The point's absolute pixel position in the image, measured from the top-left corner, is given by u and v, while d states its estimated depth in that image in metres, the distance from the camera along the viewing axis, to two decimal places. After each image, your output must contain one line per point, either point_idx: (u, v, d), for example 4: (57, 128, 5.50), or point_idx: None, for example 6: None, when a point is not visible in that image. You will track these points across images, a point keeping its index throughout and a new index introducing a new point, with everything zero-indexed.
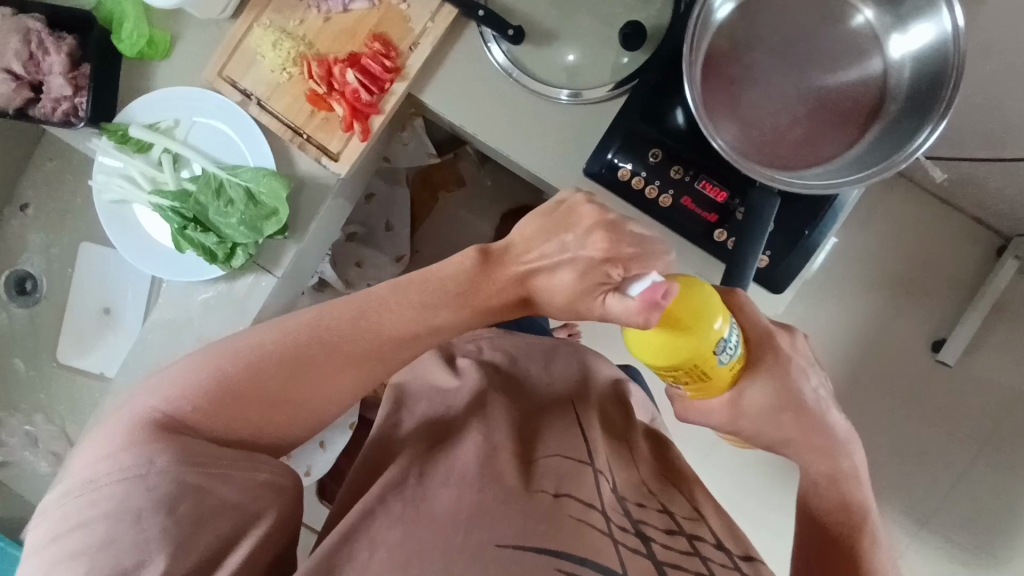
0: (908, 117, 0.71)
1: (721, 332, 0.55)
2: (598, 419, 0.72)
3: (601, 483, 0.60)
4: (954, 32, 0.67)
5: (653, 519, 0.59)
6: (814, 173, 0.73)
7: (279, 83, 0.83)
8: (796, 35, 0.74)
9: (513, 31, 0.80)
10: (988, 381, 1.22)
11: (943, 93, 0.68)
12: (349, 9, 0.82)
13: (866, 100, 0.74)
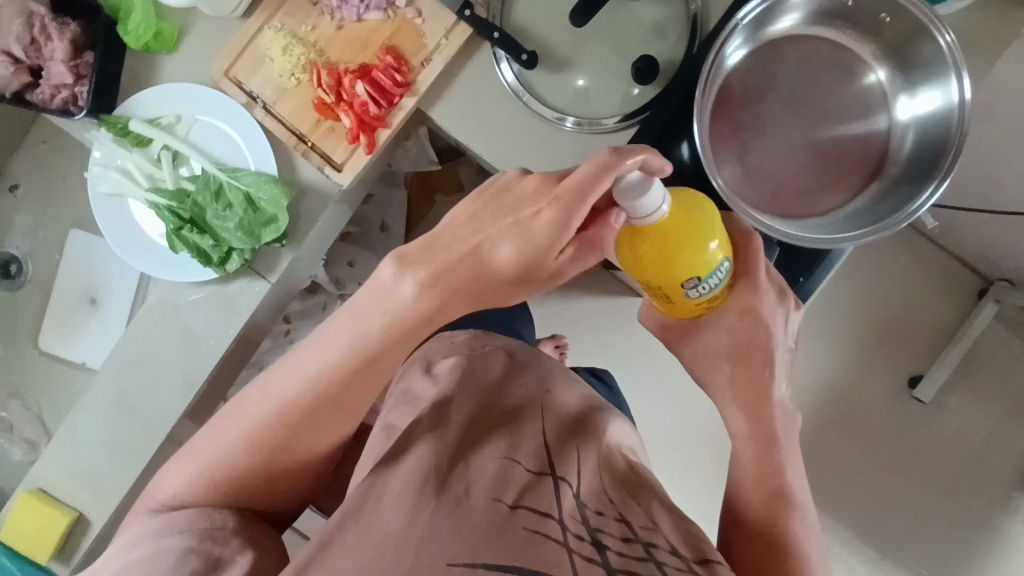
0: (908, 177, 0.72)
1: (713, 255, 0.60)
2: (568, 423, 0.63)
3: (560, 495, 0.52)
4: (960, 103, 0.69)
5: (614, 526, 0.49)
6: (813, 225, 0.73)
7: (286, 87, 0.82)
8: (804, 87, 0.75)
9: (526, 56, 0.80)
10: (958, 425, 1.23)
11: (944, 159, 0.69)
12: (363, 19, 0.81)
13: (868, 159, 0.75)
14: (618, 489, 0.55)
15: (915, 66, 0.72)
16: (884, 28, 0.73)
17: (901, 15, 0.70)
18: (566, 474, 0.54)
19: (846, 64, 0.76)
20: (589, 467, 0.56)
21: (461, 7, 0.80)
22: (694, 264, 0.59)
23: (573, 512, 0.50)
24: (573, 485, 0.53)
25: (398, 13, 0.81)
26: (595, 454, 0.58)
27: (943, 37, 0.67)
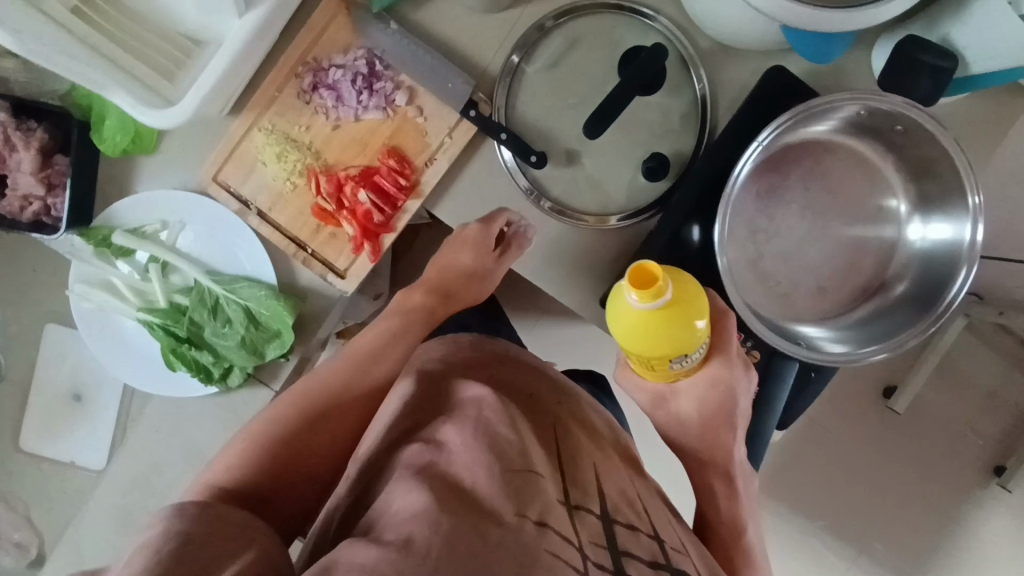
0: (914, 296, 0.73)
1: (700, 332, 0.59)
2: (572, 438, 0.64)
3: (582, 521, 0.51)
4: (970, 242, 0.68)
5: (639, 549, 0.51)
6: (814, 337, 0.75)
7: (282, 193, 0.77)
8: (817, 193, 0.75)
9: (536, 156, 0.77)
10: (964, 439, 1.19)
11: (947, 294, 0.70)
12: (361, 118, 0.76)
13: (873, 271, 0.76)
14: (637, 514, 0.56)
15: (931, 188, 0.72)
16: (897, 137, 0.71)
17: (914, 129, 0.68)
18: (586, 501, 0.54)
19: (868, 173, 0.75)
20: (609, 490, 0.57)
21: (465, 107, 0.76)
22: (680, 343, 0.58)
23: (597, 540, 0.50)
24: (595, 510, 0.53)
25: (398, 110, 0.77)
26: (613, 480, 0.60)
27: (974, 197, 0.67)
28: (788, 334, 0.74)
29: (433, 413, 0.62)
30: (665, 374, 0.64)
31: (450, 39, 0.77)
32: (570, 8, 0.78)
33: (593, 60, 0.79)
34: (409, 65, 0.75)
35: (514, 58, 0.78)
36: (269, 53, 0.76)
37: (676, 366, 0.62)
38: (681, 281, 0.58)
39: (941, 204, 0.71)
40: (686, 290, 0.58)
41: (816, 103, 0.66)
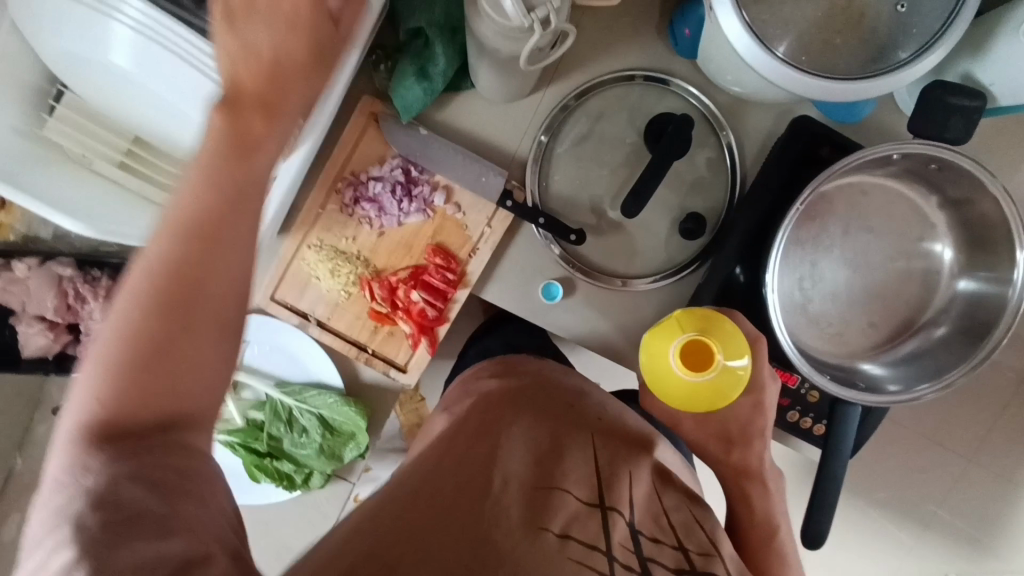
0: (965, 335, 0.72)
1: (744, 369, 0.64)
2: (611, 435, 0.60)
3: (614, 523, 0.49)
4: (1017, 276, 0.67)
5: (664, 555, 0.49)
6: (872, 375, 0.76)
7: (337, 302, 0.80)
8: (856, 234, 0.77)
9: (576, 234, 0.79)
10: None
11: (996, 331, 0.68)
12: (404, 222, 0.79)
13: (916, 312, 0.77)
14: (662, 516, 0.53)
15: (977, 224, 0.71)
16: (934, 174, 0.71)
17: (949, 166, 0.68)
18: (621, 502, 0.51)
19: (911, 216, 0.77)
20: (643, 486, 0.55)
21: (502, 198, 0.78)
22: (720, 382, 0.63)
23: (626, 543, 0.48)
24: (628, 515, 0.50)
25: (438, 209, 0.79)
26: (643, 482, 0.56)
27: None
28: (845, 377, 0.74)
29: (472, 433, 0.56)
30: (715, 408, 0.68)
31: (478, 130, 0.79)
32: (590, 86, 0.80)
33: (618, 131, 0.81)
34: (445, 166, 0.77)
35: (542, 138, 0.80)
36: (309, 172, 0.79)
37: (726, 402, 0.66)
38: (717, 321, 0.64)
39: (991, 247, 0.71)
40: (727, 331, 0.64)
41: (863, 155, 0.66)
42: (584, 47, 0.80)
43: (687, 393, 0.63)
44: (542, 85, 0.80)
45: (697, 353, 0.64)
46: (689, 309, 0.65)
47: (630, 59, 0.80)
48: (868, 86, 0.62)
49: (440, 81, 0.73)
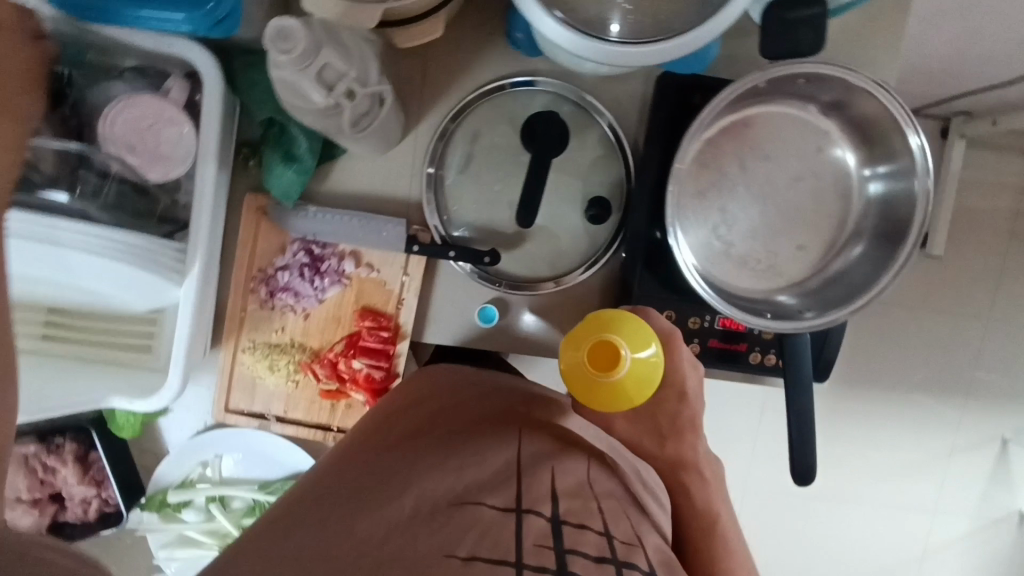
0: (890, 231, 0.71)
1: (655, 358, 0.64)
2: (534, 431, 0.60)
3: (530, 524, 0.46)
4: (920, 158, 0.66)
5: (586, 544, 0.46)
6: (788, 305, 0.75)
7: (289, 393, 0.82)
8: (755, 167, 0.75)
9: (489, 256, 0.79)
10: (971, 257, 1.43)
11: (916, 219, 0.67)
12: (324, 298, 0.80)
13: (841, 222, 0.76)
14: (587, 510, 0.50)
15: (867, 124, 0.71)
16: (809, 88, 0.70)
17: (817, 77, 0.67)
18: (539, 503, 0.49)
19: (808, 131, 0.75)
20: (567, 476, 0.54)
21: (408, 244, 0.78)
22: (641, 372, 0.63)
23: (542, 543, 0.45)
24: (546, 512, 0.48)
25: (353, 275, 0.80)
26: (568, 476, 0.54)
27: (916, 137, 0.66)
28: (756, 306, 0.74)
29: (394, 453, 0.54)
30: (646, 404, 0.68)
31: (366, 188, 0.80)
32: (460, 108, 0.79)
33: (500, 143, 0.81)
34: (342, 234, 0.77)
35: (430, 171, 0.80)
36: (221, 280, 0.80)
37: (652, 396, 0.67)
38: (623, 318, 0.64)
39: (883, 142, 0.71)
40: (634, 325, 0.64)
41: (728, 93, 0.65)
42: (440, 75, 0.79)
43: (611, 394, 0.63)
44: (412, 124, 0.80)
45: (610, 357, 0.63)
46: (593, 313, 0.65)
47: (489, 71, 0.80)
48: (683, 41, 0.62)
49: (309, 158, 0.74)
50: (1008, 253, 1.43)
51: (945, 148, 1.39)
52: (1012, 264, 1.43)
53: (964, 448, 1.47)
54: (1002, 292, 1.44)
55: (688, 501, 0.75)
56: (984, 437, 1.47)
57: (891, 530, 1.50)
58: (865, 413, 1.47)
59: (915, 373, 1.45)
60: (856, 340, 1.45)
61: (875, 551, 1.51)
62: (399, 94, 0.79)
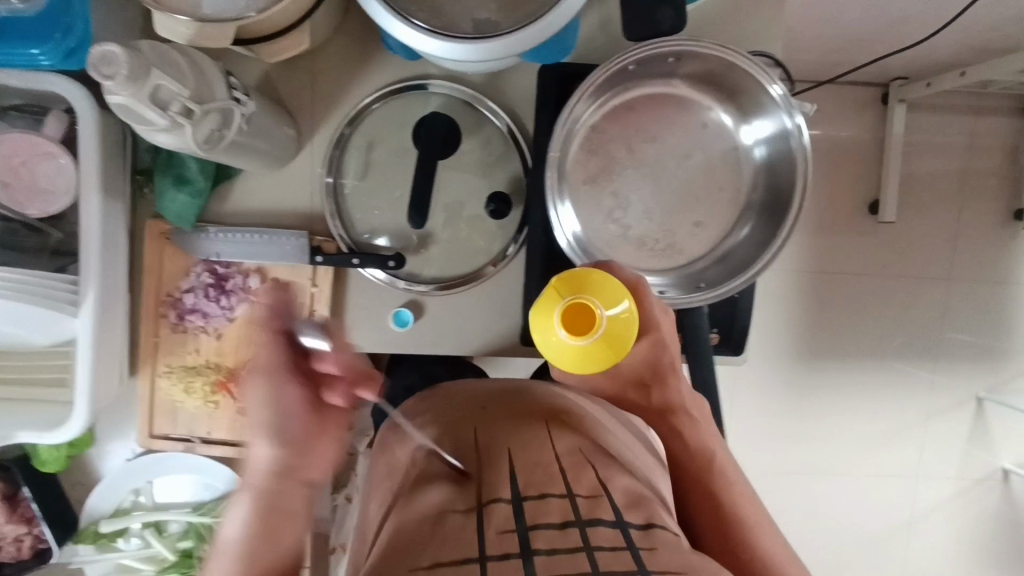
0: (776, 199, 0.74)
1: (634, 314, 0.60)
2: (517, 408, 0.55)
3: (490, 514, 0.44)
4: (793, 128, 0.68)
5: (550, 516, 0.44)
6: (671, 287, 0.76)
7: (210, 413, 0.83)
8: (643, 150, 0.76)
9: (394, 259, 0.80)
10: (922, 218, 1.42)
11: (797, 186, 0.69)
12: (234, 317, 0.81)
13: (737, 195, 0.77)
14: (552, 471, 0.47)
15: (741, 92, 0.72)
16: (679, 66, 0.72)
17: (686, 54, 0.69)
18: (498, 488, 0.46)
19: (690, 109, 0.76)
20: (541, 452, 0.49)
21: (310, 255, 0.79)
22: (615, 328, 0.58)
23: (505, 530, 0.43)
24: (506, 495, 0.45)
25: (261, 291, 0.81)
26: (540, 452, 0.49)
27: (774, 87, 0.67)
28: (683, 278, 0.77)
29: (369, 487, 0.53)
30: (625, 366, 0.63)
31: (267, 205, 0.81)
32: (356, 113, 0.80)
33: (396, 147, 0.81)
34: (243, 251, 0.78)
35: (328, 180, 0.80)
36: (131, 309, 0.81)
37: None
38: (597, 276, 0.59)
39: (764, 111, 0.72)
40: (606, 281, 0.59)
41: (595, 76, 0.67)
42: (329, 87, 0.80)
43: (583, 354, 0.57)
44: (306, 137, 0.80)
45: (585, 317, 0.58)
46: (562, 273, 0.59)
47: (378, 78, 0.81)
48: (501, 44, 0.61)
49: (201, 180, 0.75)
50: (959, 212, 1.42)
51: (886, 113, 1.39)
52: (965, 224, 1.42)
53: (935, 411, 1.46)
54: (959, 252, 1.43)
55: (680, 441, 0.67)
56: (955, 398, 1.46)
57: (873, 501, 1.48)
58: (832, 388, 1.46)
59: (879, 342, 1.45)
60: (813, 317, 1.44)
61: (859, 518, 1.49)
62: (290, 109, 0.80)
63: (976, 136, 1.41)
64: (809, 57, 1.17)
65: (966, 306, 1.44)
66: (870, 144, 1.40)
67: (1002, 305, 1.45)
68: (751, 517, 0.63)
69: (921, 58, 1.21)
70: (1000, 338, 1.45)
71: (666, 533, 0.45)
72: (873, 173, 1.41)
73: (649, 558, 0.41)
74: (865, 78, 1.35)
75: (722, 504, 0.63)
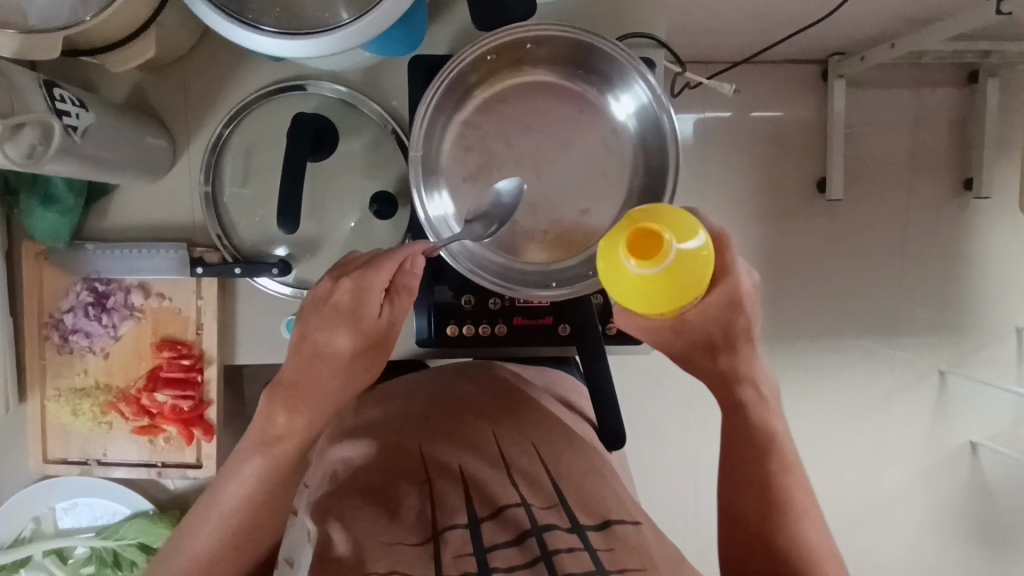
0: (654, 177, 0.72)
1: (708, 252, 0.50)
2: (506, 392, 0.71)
3: (447, 540, 0.49)
4: (659, 99, 0.68)
5: (506, 532, 0.51)
6: (564, 272, 0.72)
7: (104, 433, 0.81)
8: (521, 140, 0.74)
9: (278, 266, 0.78)
10: (874, 192, 1.32)
11: (672, 160, 0.68)
12: (120, 335, 0.79)
13: (623, 177, 0.74)
14: (504, 486, 0.56)
15: (605, 71, 0.71)
16: (541, 52, 0.72)
17: (543, 40, 0.69)
18: (453, 517, 0.52)
19: (566, 95, 0.75)
20: (522, 443, 0.63)
21: (191, 267, 0.77)
22: (694, 257, 0.49)
23: (461, 552, 0.48)
24: (462, 522, 0.52)
25: (145, 307, 0.79)
26: (546, 449, 0.62)
27: (622, 58, 0.67)
28: (530, 279, 0.72)
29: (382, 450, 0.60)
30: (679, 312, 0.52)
31: (146, 219, 0.79)
32: (237, 110, 0.77)
33: (275, 151, 0.79)
34: (123, 268, 0.77)
35: (206, 190, 0.78)
36: (13, 332, 0.79)
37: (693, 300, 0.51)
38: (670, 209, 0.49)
39: (633, 90, 0.71)
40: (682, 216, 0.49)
41: (448, 70, 0.66)
42: (202, 94, 0.78)
43: (654, 289, 0.47)
44: (182, 147, 0.79)
45: (657, 247, 0.47)
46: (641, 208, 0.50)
47: (251, 81, 0.78)
48: (302, 45, 0.58)
49: (69, 198, 0.74)
50: (911, 183, 1.32)
51: (826, 91, 1.28)
52: (917, 197, 1.32)
53: (897, 392, 1.37)
54: (910, 227, 1.33)
55: (735, 418, 0.63)
56: (918, 373, 1.37)
57: (838, 487, 1.42)
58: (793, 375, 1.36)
59: (832, 328, 1.35)
60: (764, 299, 1.35)
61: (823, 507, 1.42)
62: (164, 120, 0.78)
63: (923, 107, 1.30)
64: (724, 33, 1.06)
65: (925, 281, 1.34)
66: (812, 124, 1.29)
67: (968, 280, 1.35)
68: (787, 500, 0.61)
69: (851, 30, 1.10)
70: (965, 316, 1.35)
71: (623, 529, 0.52)
72: (819, 150, 1.30)
73: (607, 558, 0.48)
74: (797, 54, 1.24)
75: (757, 491, 0.61)
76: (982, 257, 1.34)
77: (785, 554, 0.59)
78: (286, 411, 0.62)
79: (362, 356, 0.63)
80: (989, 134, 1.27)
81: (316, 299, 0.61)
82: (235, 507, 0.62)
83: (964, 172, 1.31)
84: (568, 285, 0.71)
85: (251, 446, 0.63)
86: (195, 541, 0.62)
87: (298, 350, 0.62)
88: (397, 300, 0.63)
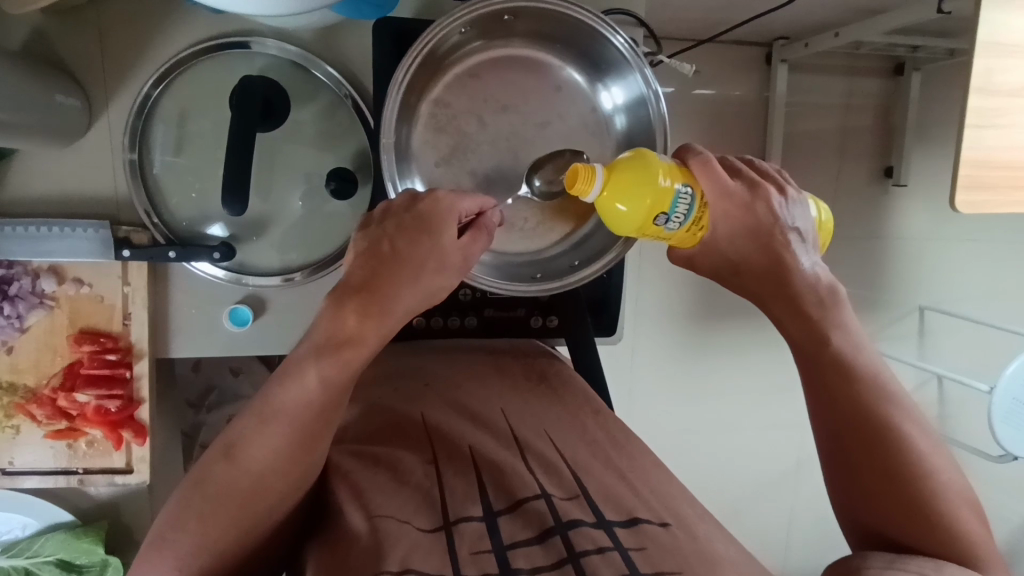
0: None
1: (668, 185, 0.54)
2: (534, 383, 0.65)
3: (462, 533, 0.41)
4: (647, 80, 0.63)
5: (527, 527, 0.42)
6: (544, 263, 0.70)
7: (9, 439, 0.71)
8: (497, 118, 0.68)
9: (219, 250, 0.69)
10: (809, 175, 1.30)
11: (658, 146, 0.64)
12: (27, 328, 0.69)
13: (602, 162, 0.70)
14: (521, 472, 0.47)
15: (590, 46, 0.66)
16: (520, 24, 0.66)
17: (521, 10, 0.63)
18: (467, 506, 0.44)
19: (544, 72, 0.70)
20: (535, 425, 0.55)
21: (116, 250, 0.67)
22: (648, 176, 0.53)
23: (479, 548, 0.40)
24: (477, 513, 0.43)
25: (59, 295, 0.68)
26: (564, 432, 0.55)
27: (615, 37, 0.63)
28: (517, 272, 0.68)
29: (392, 440, 0.52)
30: (680, 237, 0.57)
31: (63, 193, 0.69)
32: (167, 70, 0.67)
33: (214, 116, 0.69)
34: (29, 250, 0.65)
35: (131, 158, 0.68)
36: None
37: (676, 226, 0.55)
38: (636, 159, 0.55)
39: (618, 70, 0.66)
40: (640, 162, 0.54)
41: (419, 49, 0.59)
42: (121, 48, 0.67)
43: (619, 223, 0.56)
44: (99, 109, 0.67)
45: (617, 192, 0.55)
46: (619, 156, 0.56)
47: (181, 34, 0.67)
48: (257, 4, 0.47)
49: None
50: (843, 170, 1.31)
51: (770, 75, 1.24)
52: (844, 185, 1.31)
53: None
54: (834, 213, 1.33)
55: (798, 325, 0.55)
56: None
57: None
58: (731, 361, 1.29)
59: None
60: None
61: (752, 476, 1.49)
62: (72, 75, 0.66)
63: (856, 94, 1.29)
64: (677, 9, 1.00)
65: (851, 266, 1.36)
66: (753, 105, 1.25)
67: (889, 264, 1.38)
68: (882, 409, 0.50)
69: (797, 18, 1.05)
70: (880, 298, 1.41)
71: (655, 527, 0.42)
72: (760, 131, 1.26)
73: (640, 559, 0.39)
74: (745, 35, 1.18)
75: (841, 400, 0.51)
76: (899, 241, 1.38)
77: (890, 469, 0.48)
78: (358, 314, 0.48)
79: (446, 275, 0.52)
80: (910, 123, 1.28)
81: (394, 209, 0.53)
82: (295, 418, 0.45)
83: (887, 160, 1.32)
84: (552, 277, 0.67)
85: (314, 349, 0.47)
86: (239, 462, 0.45)
87: (375, 252, 0.51)
88: (480, 236, 0.54)
